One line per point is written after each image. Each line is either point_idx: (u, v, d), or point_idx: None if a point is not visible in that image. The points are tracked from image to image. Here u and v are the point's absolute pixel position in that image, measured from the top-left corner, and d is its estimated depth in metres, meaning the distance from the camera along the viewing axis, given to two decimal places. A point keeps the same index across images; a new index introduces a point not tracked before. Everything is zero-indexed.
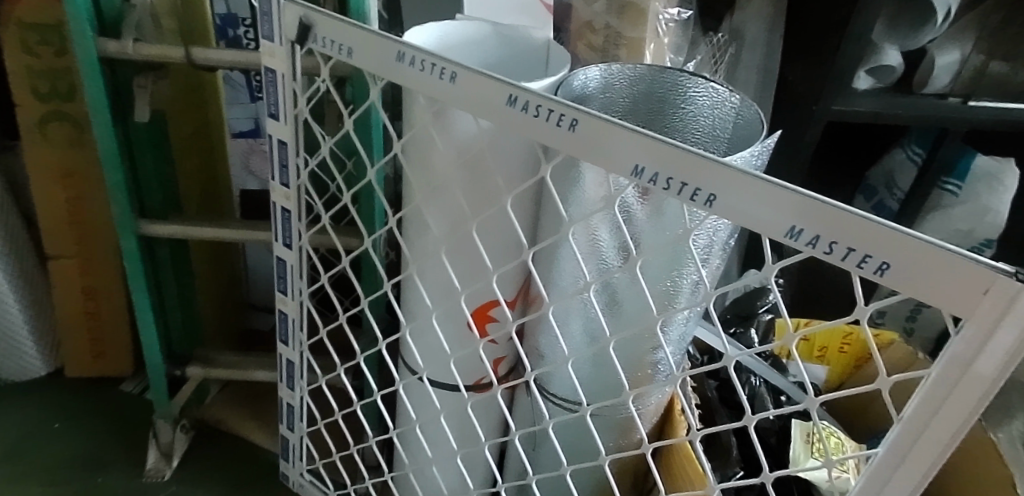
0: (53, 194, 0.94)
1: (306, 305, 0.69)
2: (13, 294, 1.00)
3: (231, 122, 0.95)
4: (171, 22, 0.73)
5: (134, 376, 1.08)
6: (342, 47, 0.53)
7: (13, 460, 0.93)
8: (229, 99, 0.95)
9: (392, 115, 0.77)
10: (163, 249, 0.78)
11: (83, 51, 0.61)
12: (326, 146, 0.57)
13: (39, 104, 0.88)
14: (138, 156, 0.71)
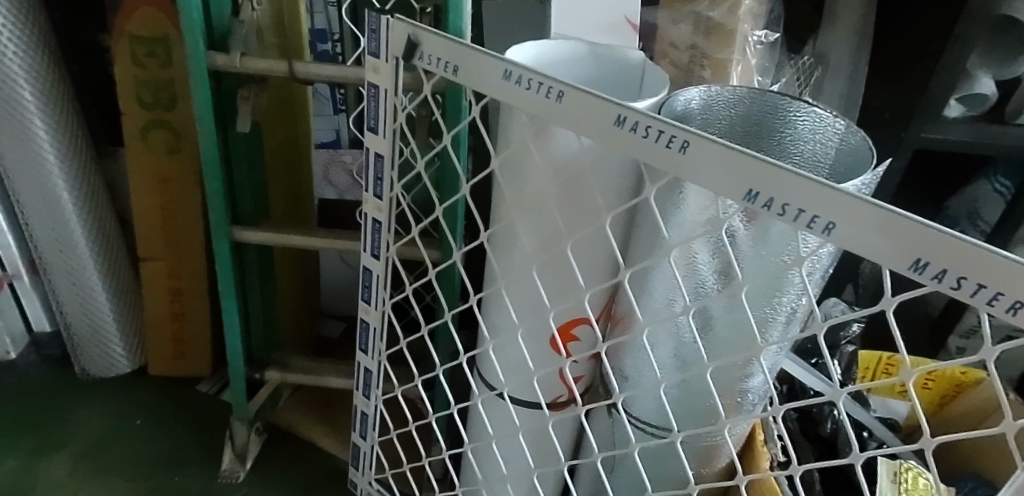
0: (150, 197, 1.02)
1: (388, 315, 0.70)
2: (105, 292, 1.11)
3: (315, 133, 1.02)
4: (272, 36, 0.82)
5: (210, 377, 1.17)
6: (449, 64, 0.56)
7: (99, 453, 1.03)
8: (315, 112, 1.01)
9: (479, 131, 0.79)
10: (252, 253, 0.81)
11: (195, 62, 0.65)
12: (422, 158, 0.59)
13: (143, 111, 0.95)
14: (235, 164, 0.75)
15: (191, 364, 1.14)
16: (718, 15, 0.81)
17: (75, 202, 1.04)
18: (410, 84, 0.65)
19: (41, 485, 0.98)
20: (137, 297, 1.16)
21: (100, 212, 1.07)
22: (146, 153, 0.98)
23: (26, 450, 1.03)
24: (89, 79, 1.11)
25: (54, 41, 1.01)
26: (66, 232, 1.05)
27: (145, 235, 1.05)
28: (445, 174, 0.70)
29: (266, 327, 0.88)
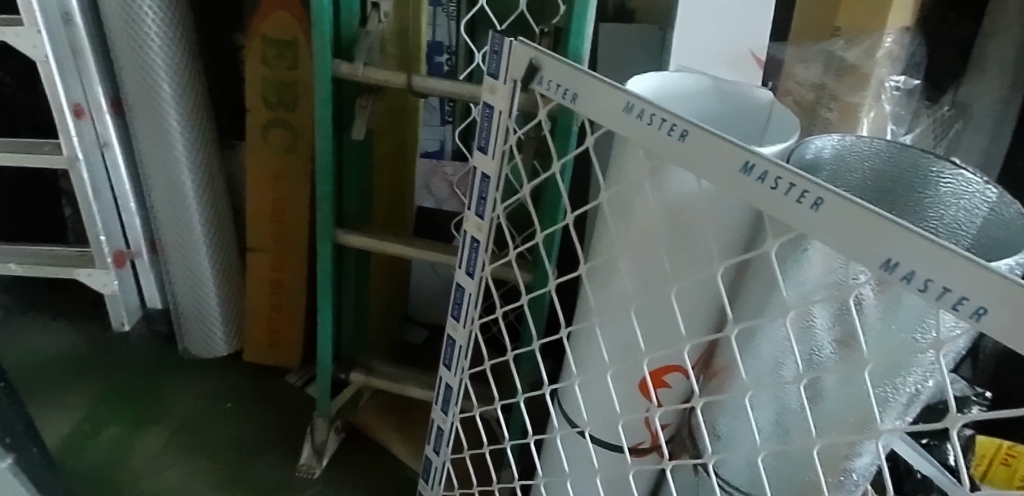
0: (262, 189, 1.17)
1: (475, 333, 0.72)
2: (212, 274, 1.27)
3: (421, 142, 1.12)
4: (395, 50, 0.91)
5: (298, 369, 1.35)
6: (567, 91, 0.56)
7: (194, 428, 1.21)
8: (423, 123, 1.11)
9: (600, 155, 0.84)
10: (350, 256, 0.94)
11: (322, 70, 0.74)
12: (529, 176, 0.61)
13: (265, 111, 1.12)
14: (347, 171, 0.86)
15: (283, 353, 1.31)
16: (854, 56, 0.83)
17: (195, 189, 1.20)
18: (526, 107, 0.68)
19: (139, 452, 1.16)
20: (240, 283, 1.33)
21: (216, 199, 1.23)
22: (267, 154, 1.15)
23: (131, 419, 1.23)
24: (219, 74, 1.26)
25: (198, 46, 1.16)
26: (184, 213, 1.21)
27: (256, 232, 1.22)
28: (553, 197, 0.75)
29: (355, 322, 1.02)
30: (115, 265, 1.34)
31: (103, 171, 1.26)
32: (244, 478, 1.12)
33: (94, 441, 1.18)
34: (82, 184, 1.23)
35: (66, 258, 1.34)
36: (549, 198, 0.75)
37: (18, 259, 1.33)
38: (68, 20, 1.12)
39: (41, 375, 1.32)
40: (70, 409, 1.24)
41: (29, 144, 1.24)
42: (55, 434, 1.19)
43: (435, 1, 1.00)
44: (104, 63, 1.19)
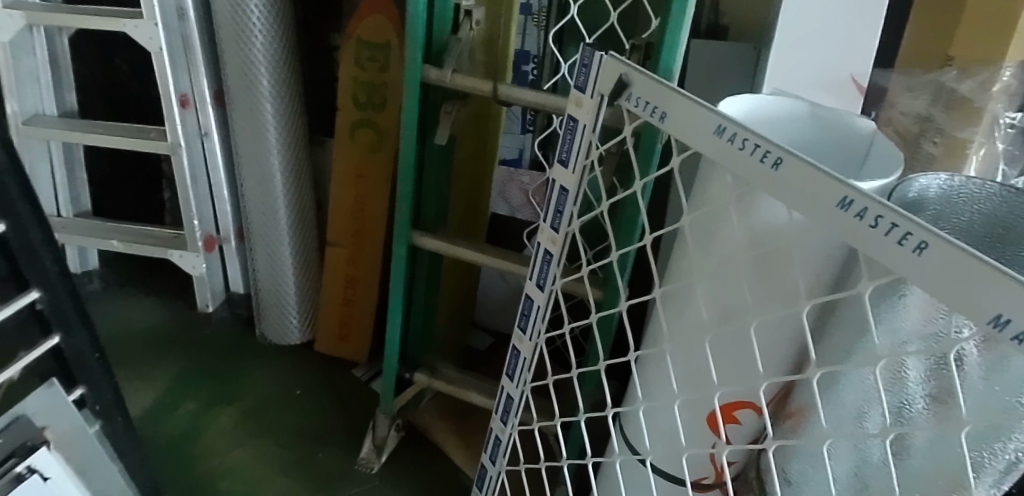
0: (347, 183, 1.25)
1: (540, 347, 0.77)
2: (291, 263, 1.36)
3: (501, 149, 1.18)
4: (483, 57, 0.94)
5: (364, 364, 1.43)
6: (656, 109, 0.55)
7: (265, 413, 1.31)
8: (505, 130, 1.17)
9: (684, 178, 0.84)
10: (425, 256, 1.05)
11: (412, 75, 0.79)
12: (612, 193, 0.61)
13: (355, 110, 1.19)
14: (428, 172, 0.92)
15: (351, 347, 1.39)
16: (967, 88, 0.78)
17: (284, 180, 1.28)
18: (611, 122, 0.68)
19: (213, 432, 1.27)
20: (317, 272, 1.42)
21: (301, 191, 1.31)
22: (353, 151, 1.23)
23: (207, 398, 1.35)
24: (317, 73, 1.35)
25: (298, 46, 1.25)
26: (271, 208, 1.30)
27: (337, 226, 1.31)
28: (631, 213, 0.76)
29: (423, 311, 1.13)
30: (205, 249, 1.42)
31: (202, 159, 1.35)
32: (308, 466, 1.21)
33: (172, 416, 1.30)
34: (182, 170, 1.31)
35: (162, 239, 1.44)
36: (628, 213, 0.76)
37: (120, 236, 1.43)
38: (182, 14, 1.21)
39: (133, 348, 1.45)
40: (153, 383, 1.37)
41: (136, 130, 1.33)
42: (139, 405, 1.32)
43: (527, 12, 1.02)
44: (211, 57, 1.27)
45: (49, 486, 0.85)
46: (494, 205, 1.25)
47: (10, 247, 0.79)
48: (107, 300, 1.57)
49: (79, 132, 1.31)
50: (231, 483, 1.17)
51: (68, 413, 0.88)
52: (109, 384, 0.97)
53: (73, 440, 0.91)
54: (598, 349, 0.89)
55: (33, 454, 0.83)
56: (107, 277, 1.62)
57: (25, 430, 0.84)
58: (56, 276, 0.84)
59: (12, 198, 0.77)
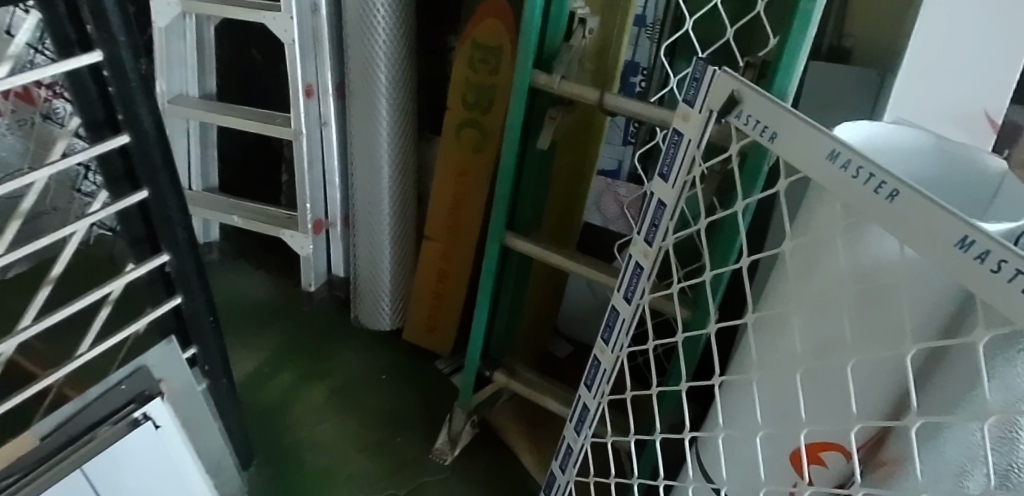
0: (448, 180, 1.30)
1: (621, 359, 0.81)
2: (390, 252, 1.43)
3: (602, 159, 1.22)
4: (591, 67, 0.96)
5: (448, 358, 1.50)
6: (766, 129, 0.54)
7: (351, 394, 1.41)
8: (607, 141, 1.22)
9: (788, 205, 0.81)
10: (514, 258, 1.10)
11: (521, 78, 0.84)
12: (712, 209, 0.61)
13: (463, 110, 1.24)
14: (525, 177, 0.98)
15: (439, 339, 1.45)
16: None
17: (391, 172, 1.35)
18: (719, 138, 0.67)
19: (302, 405, 1.38)
20: (411, 263, 1.48)
21: (405, 185, 1.38)
22: (457, 150, 1.27)
23: (302, 371, 1.45)
24: (430, 71, 1.41)
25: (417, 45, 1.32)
26: (376, 198, 1.38)
27: (434, 221, 1.36)
28: (730, 236, 0.75)
29: (509, 310, 1.18)
30: (314, 231, 1.51)
31: (319, 147, 1.44)
32: (386, 450, 1.29)
33: (271, 384, 1.42)
34: (300, 156, 1.41)
35: (277, 218, 1.55)
36: (726, 236, 0.75)
37: (240, 212, 1.56)
38: (315, 10, 1.30)
39: (242, 317, 1.58)
40: (257, 350, 1.50)
41: (264, 116, 1.44)
42: (244, 369, 1.45)
43: (641, 24, 1.06)
44: (336, 51, 1.36)
45: (160, 433, 0.94)
46: (589, 216, 1.28)
47: (150, 212, 0.88)
48: (224, 270, 1.72)
49: (215, 114, 1.45)
50: (315, 456, 1.27)
51: (179, 369, 0.99)
52: (217, 345, 1.07)
53: (182, 394, 1.00)
54: (681, 370, 0.88)
55: (148, 402, 0.92)
56: (225, 249, 1.77)
57: (145, 380, 0.94)
58: (184, 242, 0.94)
59: (157, 169, 0.85)
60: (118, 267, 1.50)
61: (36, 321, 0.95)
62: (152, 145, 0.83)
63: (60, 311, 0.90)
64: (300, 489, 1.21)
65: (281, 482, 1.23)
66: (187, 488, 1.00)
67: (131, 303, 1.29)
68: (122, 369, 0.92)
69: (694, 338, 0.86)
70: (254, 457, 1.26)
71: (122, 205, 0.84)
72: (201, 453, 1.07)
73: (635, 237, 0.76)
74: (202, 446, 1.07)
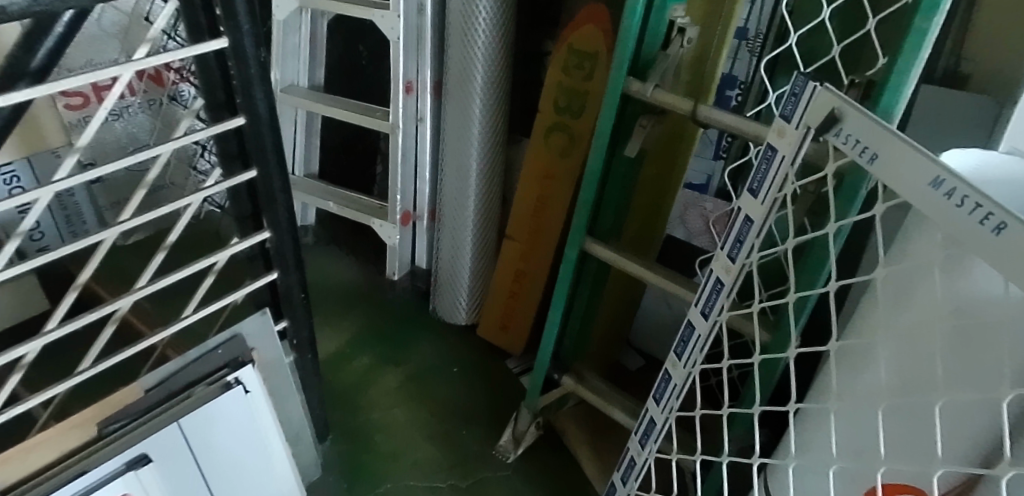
0: (534, 181, 1.33)
1: (694, 375, 0.82)
2: (472, 248, 1.48)
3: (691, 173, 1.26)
4: (686, 77, 0.97)
5: (518, 357, 1.52)
6: (866, 150, 0.53)
7: (424, 381, 1.46)
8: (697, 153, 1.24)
9: (885, 233, 0.78)
10: (592, 264, 1.11)
11: (614, 85, 0.88)
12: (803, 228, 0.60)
13: (555, 114, 1.26)
14: (610, 185, 1.01)
15: (511, 338, 1.48)
16: None
17: (478, 169, 1.39)
18: (815, 157, 0.66)
19: (377, 388, 1.44)
20: (491, 260, 1.51)
21: (491, 183, 1.42)
22: (545, 152, 1.29)
23: (381, 354, 1.52)
24: (525, 74, 1.45)
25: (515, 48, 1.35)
26: (463, 194, 1.43)
27: (517, 221, 1.39)
28: (818, 259, 0.73)
29: (583, 314, 1.19)
30: (402, 222, 1.58)
31: (413, 141, 1.50)
32: (452, 440, 1.33)
33: (351, 365, 1.49)
34: (395, 149, 1.47)
35: (368, 208, 1.62)
36: (814, 260, 0.74)
37: (335, 199, 1.65)
38: (420, 10, 1.36)
39: (330, 298, 1.67)
40: (341, 331, 1.58)
41: (365, 109, 1.51)
42: (328, 347, 1.53)
43: (741, 37, 1.07)
44: (437, 50, 1.41)
45: (248, 398, 1.01)
46: (673, 229, 1.30)
47: (257, 190, 0.96)
48: (317, 253, 1.83)
49: (321, 104, 1.54)
50: (384, 438, 1.33)
51: (270, 341, 1.07)
52: (305, 321, 1.14)
53: (271, 363, 1.08)
54: (755, 394, 0.86)
55: (241, 368, 1.00)
56: (319, 233, 1.88)
57: (238, 348, 1.02)
58: (285, 222, 1.00)
59: (266, 151, 0.92)
60: (223, 241, 1.63)
61: (151, 283, 1.05)
62: (264, 128, 0.90)
63: (172, 276, 0.99)
64: (369, 467, 1.27)
65: (353, 459, 1.29)
66: (267, 451, 1.08)
67: (232, 275, 1.39)
68: (219, 335, 1.00)
69: (772, 361, 0.85)
70: (330, 432, 1.33)
71: (233, 182, 0.92)
72: (282, 422, 1.14)
73: (718, 252, 0.76)
74: (283, 415, 1.14)
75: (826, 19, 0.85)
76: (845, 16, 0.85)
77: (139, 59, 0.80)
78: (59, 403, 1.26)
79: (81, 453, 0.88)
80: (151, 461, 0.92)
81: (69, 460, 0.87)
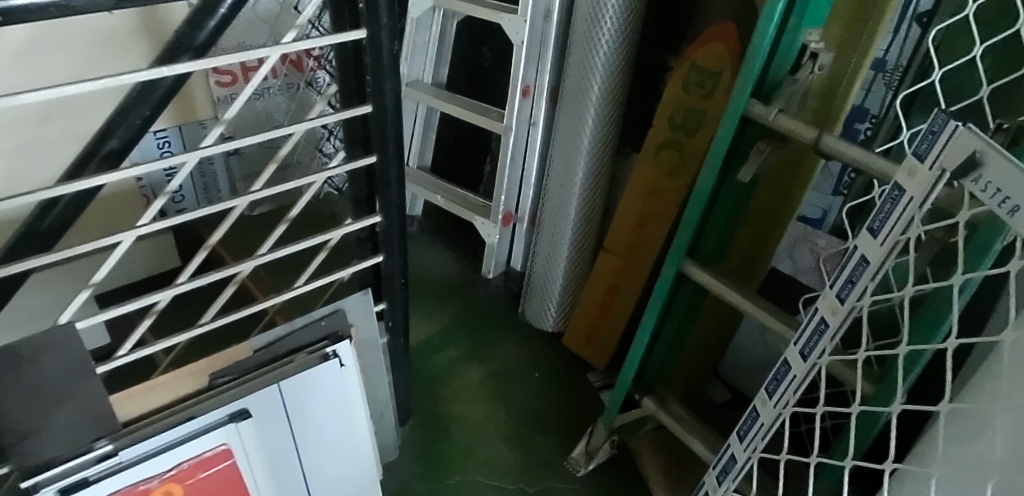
0: (638, 198, 1.32)
1: (783, 416, 0.82)
2: (568, 256, 1.49)
3: (807, 206, 1.22)
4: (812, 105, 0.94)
5: (600, 371, 1.51)
6: (1005, 200, 0.53)
7: (504, 382, 1.49)
8: (816, 186, 1.20)
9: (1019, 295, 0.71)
10: (687, 287, 1.09)
11: (734, 108, 0.87)
12: (920, 282, 0.61)
13: (667, 131, 1.24)
14: (716, 209, 0.99)
15: (595, 351, 1.49)
16: None
17: (583, 179, 1.40)
18: (947, 203, 0.62)
19: (459, 382, 1.48)
20: (585, 269, 1.52)
21: (595, 195, 1.42)
22: (653, 169, 1.28)
23: (466, 349, 1.57)
24: (643, 88, 1.44)
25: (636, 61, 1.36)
26: (565, 202, 1.44)
27: (615, 234, 1.38)
28: (937, 316, 0.68)
29: (673, 337, 1.17)
30: (503, 223, 1.62)
31: (524, 144, 1.53)
32: (525, 444, 1.35)
33: (438, 355, 1.55)
34: (505, 151, 1.52)
35: (474, 205, 1.68)
36: (934, 315, 0.69)
37: (443, 193, 1.72)
38: (547, 16, 1.38)
39: (429, 287, 1.75)
40: (434, 320, 1.65)
41: (483, 109, 1.57)
42: (419, 334, 1.60)
43: (879, 68, 1.04)
44: (558, 57, 1.43)
45: (343, 371, 1.08)
46: (778, 261, 1.28)
47: (375, 175, 1.02)
48: (420, 243, 1.91)
49: (441, 101, 1.61)
50: (460, 430, 1.37)
51: (368, 319, 1.14)
52: (402, 305, 1.19)
53: (367, 339, 1.15)
54: (848, 448, 0.82)
55: (339, 342, 1.07)
56: (424, 224, 1.96)
57: (340, 322, 1.09)
58: (395, 208, 1.06)
59: (387, 139, 0.98)
60: (336, 221, 1.74)
61: (270, 251, 1.14)
62: (388, 117, 0.95)
63: (288, 248, 1.07)
64: (443, 455, 1.32)
65: (429, 444, 1.34)
66: (354, 424, 1.15)
67: (341, 254, 1.49)
68: (324, 308, 1.08)
69: (873, 414, 0.80)
70: (411, 416, 1.39)
71: (354, 165, 0.99)
72: (370, 399, 1.21)
73: (826, 292, 0.76)
74: (371, 391, 1.21)
75: (976, 58, 0.79)
76: (999, 56, 0.78)
77: (287, 44, 0.88)
78: (180, 351, 1.40)
79: (191, 400, 0.98)
80: (251, 416, 1.00)
81: (182, 401, 0.98)
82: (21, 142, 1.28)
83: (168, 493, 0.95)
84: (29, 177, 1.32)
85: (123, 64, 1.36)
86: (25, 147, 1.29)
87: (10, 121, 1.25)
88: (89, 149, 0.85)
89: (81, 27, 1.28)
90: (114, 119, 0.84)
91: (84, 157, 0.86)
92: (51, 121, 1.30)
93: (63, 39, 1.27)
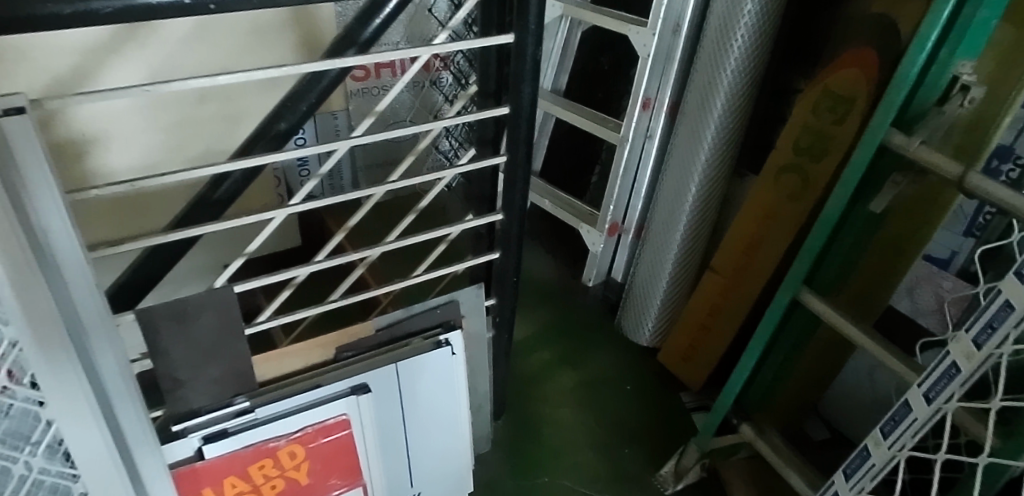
0: (752, 220, 1.31)
1: (898, 459, 0.81)
2: (671, 271, 1.48)
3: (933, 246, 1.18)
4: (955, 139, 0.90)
5: (694, 393, 1.50)
6: None
7: (596, 391, 1.50)
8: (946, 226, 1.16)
9: None
10: (801, 315, 1.07)
11: (873, 135, 0.85)
12: None
13: (790, 155, 1.23)
14: (840, 237, 0.97)
15: (689, 370, 1.48)
16: None
17: (696, 196, 1.39)
18: None
19: (551, 385, 1.51)
20: (687, 287, 1.51)
21: (706, 212, 1.41)
22: (772, 192, 1.27)
23: (561, 354, 1.60)
24: (767, 110, 1.43)
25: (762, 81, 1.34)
26: (672, 217, 1.44)
27: (723, 255, 1.37)
28: None
29: (779, 365, 1.15)
30: (608, 232, 1.63)
31: (638, 156, 1.54)
32: (612, 454, 1.36)
33: (532, 356, 1.59)
34: (619, 162, 1.53)
35: (580, 212, 1.70)
36: None
37: (552, 198, 1.76)
38: (675, 30, 1.39)
39: (528, 290, 1.79)
40: (530, 322, 1.69)
41: (600, 119, 1.59)
42: (516, 335, 1.65)
43: None
44: (682, 73, 1.44)
45: (452, 360, 1.14)
46: (898, 300, 1.23)
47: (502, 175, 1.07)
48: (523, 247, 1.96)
49: (560, 108, 1.65)
50: (550, 432, 1.40)
51: (478, 314, 1.19)
52: (511, 303, 1.23)
53: (475, 331, 1.20)
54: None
55: (451, 331, 1.13)
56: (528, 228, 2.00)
57: (452, 312, 1.14)
58: (517, 208, 1.09)
59: (518, 141, 1.02)
60: (447, 218, 1.81)
61: (397, 239, 1.21)
62: (521, 120, 0.99)
63: (409, 239, 1.13)
64: (531, 455, 1.35)
65: (518, 442, 1.38)
66: (454, 413, 1.20)
67: (453, 249, 1.55)
68: (439, 297, 1.14)
69: (999, 467, 0.77)
70: (504, 412, 1.44)
71: (483, 163, 1.03)
72: (470, 390, 1.26)
73: (959, 336, 0.74)
74: (473, 383, 1.26)
75: None
76: None
77: (439, 45, 0.94)
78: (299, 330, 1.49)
79: (315, 369, 1.06)
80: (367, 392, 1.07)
81: (311, 369, 1.06)
82: (183, 120, 1.43)
83: (292, 454, 1.02)
84: (183, 151, 1.46)
85: (273, 53, 1.48)
86: (184, 124, 1.44)
87: (174, 99, 1.40)
88: (260, 130, 0.94)
89: (241, 18, 1.40)
90: (284, 105, 0.93)
91: (253, 137, 0.96)
92: (207, 102, 1.44)
93: (224, 28, 1.40)
